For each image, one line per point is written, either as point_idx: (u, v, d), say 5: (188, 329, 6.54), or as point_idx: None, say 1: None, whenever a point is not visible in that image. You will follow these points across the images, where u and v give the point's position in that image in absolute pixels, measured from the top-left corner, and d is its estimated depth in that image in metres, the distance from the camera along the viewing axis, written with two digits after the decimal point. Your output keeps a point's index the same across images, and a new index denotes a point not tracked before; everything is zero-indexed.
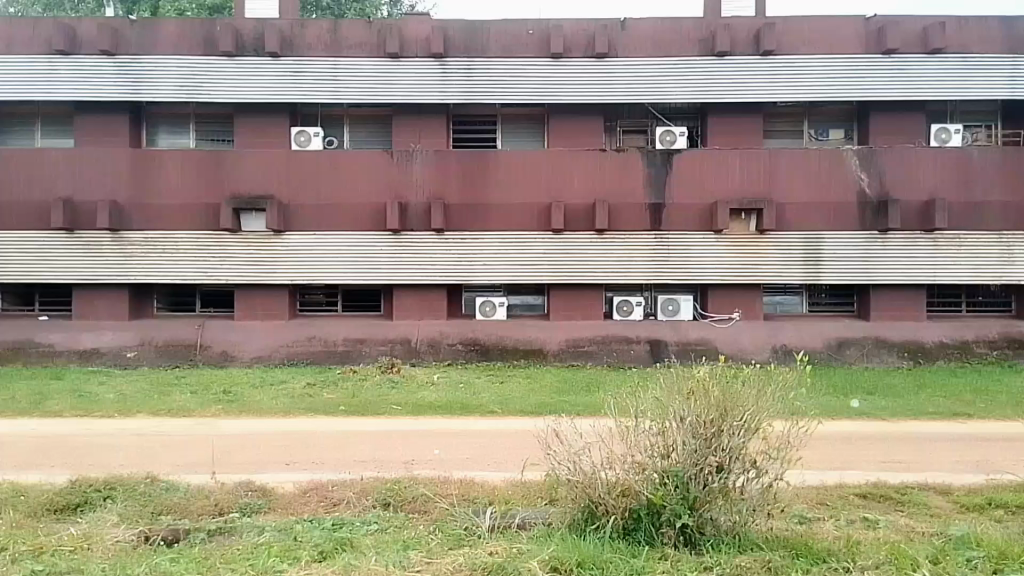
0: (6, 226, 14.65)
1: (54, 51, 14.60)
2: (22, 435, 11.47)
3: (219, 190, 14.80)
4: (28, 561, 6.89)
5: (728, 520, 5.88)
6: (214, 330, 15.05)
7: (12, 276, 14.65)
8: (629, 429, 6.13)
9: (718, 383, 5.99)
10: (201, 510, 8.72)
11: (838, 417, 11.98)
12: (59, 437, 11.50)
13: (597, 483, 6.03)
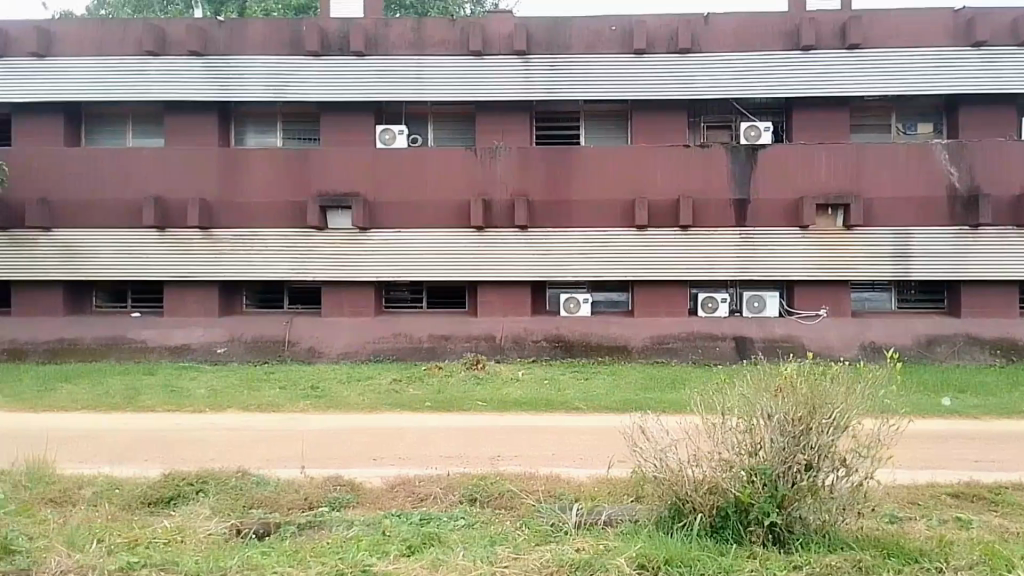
0: (98, 224, 14.85)
1: (145, 52, 14.81)
2: (117, 429, 11.86)
3: (307, 187, 14.96)
4: (125, 553, 7.16)
5: (818, 519, 5.85)
6: (302, 326, 15.21)
7: (105, 273, 14.87)
8: (715, 425, 6.13)
9: (806, 380, 5.95)
10: (291, 504, 8.88)
11: (928, 415, 11.70)
12: (151, 431, 11.84)
13: (683, 481, 6.11)
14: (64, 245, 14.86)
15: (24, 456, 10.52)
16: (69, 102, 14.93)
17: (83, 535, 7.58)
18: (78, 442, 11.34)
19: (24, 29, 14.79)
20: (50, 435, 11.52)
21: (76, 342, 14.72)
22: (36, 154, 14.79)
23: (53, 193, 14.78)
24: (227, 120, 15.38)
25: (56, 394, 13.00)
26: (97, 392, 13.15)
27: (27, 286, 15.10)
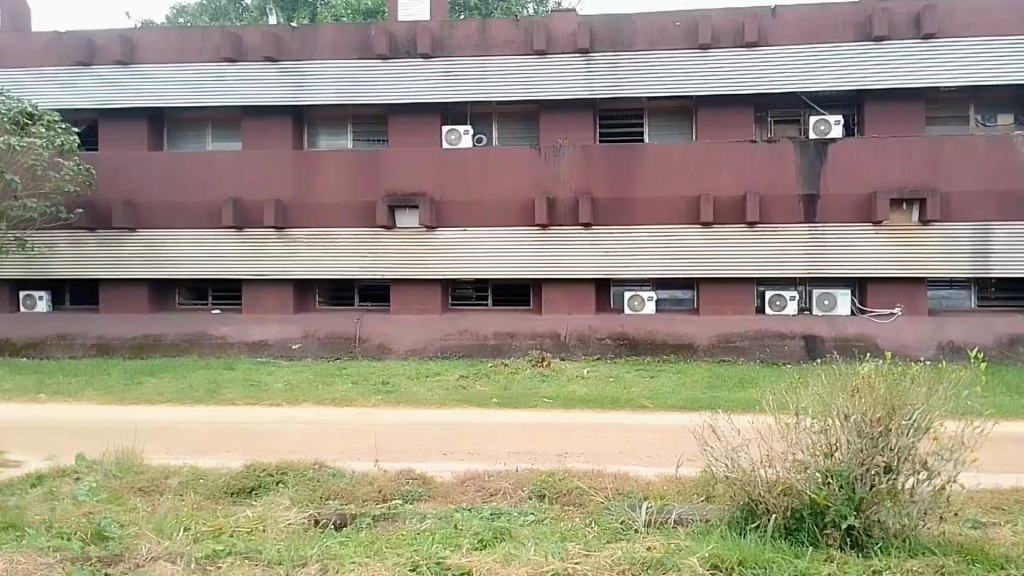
0: (180, 225, 15.47)
1: (222, 58, 15.36)
2: (198, 422, 12.36)
3: (375, 187, 15.29)
4: (211, 541, 7.49)
5: (897, 523, 5.69)
6: (371, 323, 15.54)
7: (186, 272, 15.47)
8: (789, 426, 6.05)
9: (885, 380, 5.80)
10: (366, 496, 9.10)
11: (1012, 417, 11.26)
12: (230, 424, 12.30)
13: (756, 481, 6.03)
14: (148, 245, 15.51)
15: (116, 446, 11.11)
16: (152, 108, 15.56)
17: (171, 522, 7.94)
18: (163, 434, 11.88)
19: (109, 39, 15.50)
20: (139, 427, 12.10)
21: (159, 338, 15.31)
22: (120, 158, 15.47)
23: (137, 195, 15.42)
24: (301, 124, 15.83)
25: (143, 387, 13.62)
26: (180, 386, 13.70)
27: (115, 285, 15.82)
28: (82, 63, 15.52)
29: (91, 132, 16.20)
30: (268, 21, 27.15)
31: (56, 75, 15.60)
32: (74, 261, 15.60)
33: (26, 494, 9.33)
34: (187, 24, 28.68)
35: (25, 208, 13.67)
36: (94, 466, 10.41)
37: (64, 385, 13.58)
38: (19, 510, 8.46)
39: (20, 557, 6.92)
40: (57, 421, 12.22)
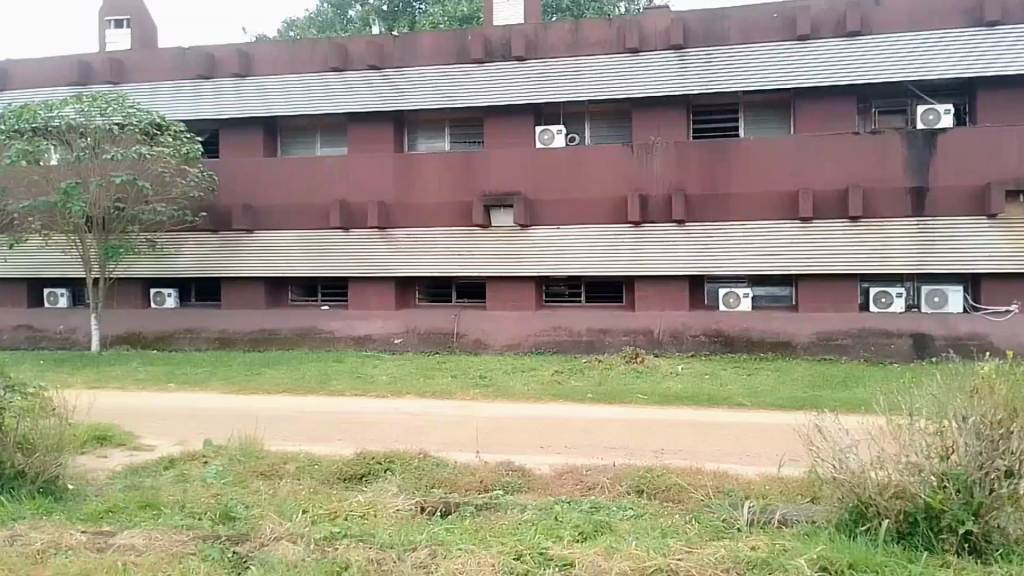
0: (291, 226, 16.41)
1: (329, 68, 16.24)
2: (308, 412, 13.16)
3: (472, 187, 15.77)
4: (327, 523, 8.01)
5: (1017, 529, 5.55)
6: (469, 319, 16.05)
7: (296, 270, 16.42)
8: (901, 427, 5.96)
9: (1007, 383, 5.73)
10: (468, 485, 9.50)
11: None
12: (338, 414, 13.02)
13: (866, 483, 5.94)
14: (262, 245, 16.53)
15: (241, 432, 12.04)
16: (266, 117, 16.59)
17: (291, 505, 8.55)
18: (280, 422, 12.71)
19: (227, 53, 16.64)
20: (258, 415, 13.00)
21: (274, 333, 16.36)
22: (236, 164, 16.55)
23: (253, 198, 16.48)
24: (401, 128, 16.46)
25: (261, 378, 14.64)
26: (294, 377, 14.65)
27: (232, 282, 16.95)
28: (203, 76, 16.73)
29: (213, 141, 17.40)
30: (371, 31, 28.35)
31: (180, 89, 16.86)
32: (195, 261, 16.79)
33: (161, 475, 10.19)
34: (296, 36, 30.34)
35: (156, 212, 15.01)
36: (220, 450, 11.27)
37: (192, 375, 14.75)
38: (156, 490, 9.26)
39: (159, 534, 7.55)
40: (182, 410, 13.25)
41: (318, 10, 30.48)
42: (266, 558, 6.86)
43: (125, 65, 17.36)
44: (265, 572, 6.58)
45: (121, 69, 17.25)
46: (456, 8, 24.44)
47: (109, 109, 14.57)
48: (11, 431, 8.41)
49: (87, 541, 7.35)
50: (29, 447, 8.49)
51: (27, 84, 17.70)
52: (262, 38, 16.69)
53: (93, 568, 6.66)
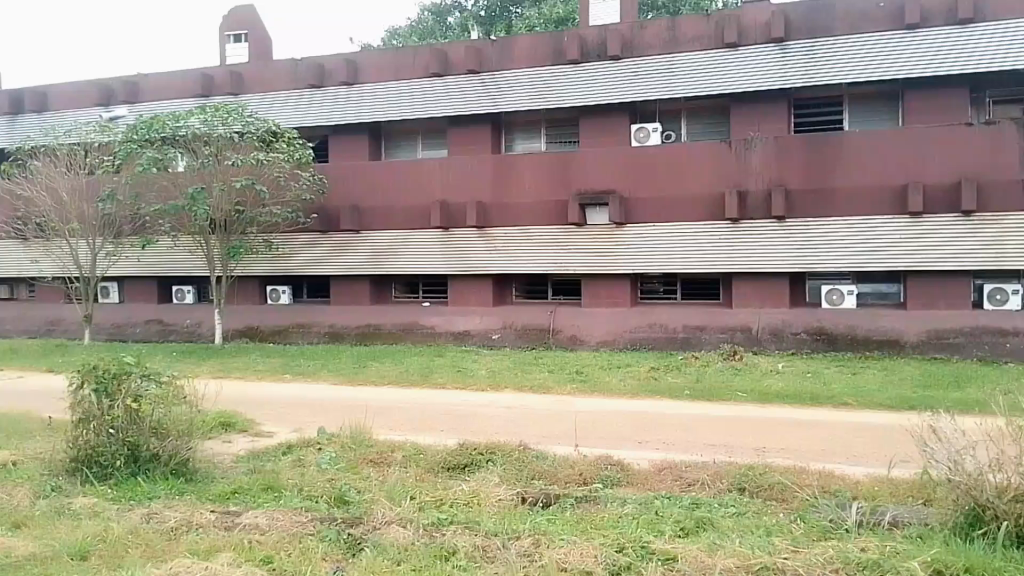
0: (394, 225, 17.14)
1: (431, 74, 16.90)
2: (413, 404, 13.81)
3: (568, 186, 16.06)
4: (434, 510, 8.43)
5: None
6: (564, 315, 16.36)
7: (399, 268, 17.14)
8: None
9: None
10: (568, 478, 9.74)
11: None
12: (440, 407, 13.59)
13: (984, 486, 5.97)
14: (366, 244, 17.34)
15: (351, 421, 12.74)
16: (371, 123, 17.40)
17: (401, 491, 9.05)
18: (387, 413, 13.37)
19: (336, 63, 17.60)
20: (367, 406, 13.73)
21: (379, 328, 17.12)
22: (343, 167, 17.42)
23: (358, 200, 17.31)
24: (499, 130, 16.90)
25: (367, 371, 15.43)
26: (398, 370, 15.38)
27: (339, 280, 17.82)
28: (315, 86, 17.77)
29: (322, 146, 18.35)
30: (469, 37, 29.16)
31: (293, 98, 17.93)
32: (305, 260, 17.80)
33: (280, 460, 10.93)
34: (399, 44, 31.66)
35: (273, 215, 15.98)
36: (333, 438, 11.99)
37: (304, 367, 15.69)
38: (277, 474, 9.97)
39: (279, 514, 8.14)
40: (294, 400, 14.13)
41: (420, 18, 31.59)
42: (378, 541, 7.32)
43: (243, 76, 18.62)
44: (379, 555, 7.03)
45: (240, 81, 18.51)
46: (553, 11, 24.89)
47: (230, 119, 15.64)
48: (146, 416, 9.58)
49: (215, 520, 8.06)
50: (164, 432, 9.68)
51: (156, 97, 19.24)
52: (368, 47, 17.51)
53: (221, 545, 7.31)
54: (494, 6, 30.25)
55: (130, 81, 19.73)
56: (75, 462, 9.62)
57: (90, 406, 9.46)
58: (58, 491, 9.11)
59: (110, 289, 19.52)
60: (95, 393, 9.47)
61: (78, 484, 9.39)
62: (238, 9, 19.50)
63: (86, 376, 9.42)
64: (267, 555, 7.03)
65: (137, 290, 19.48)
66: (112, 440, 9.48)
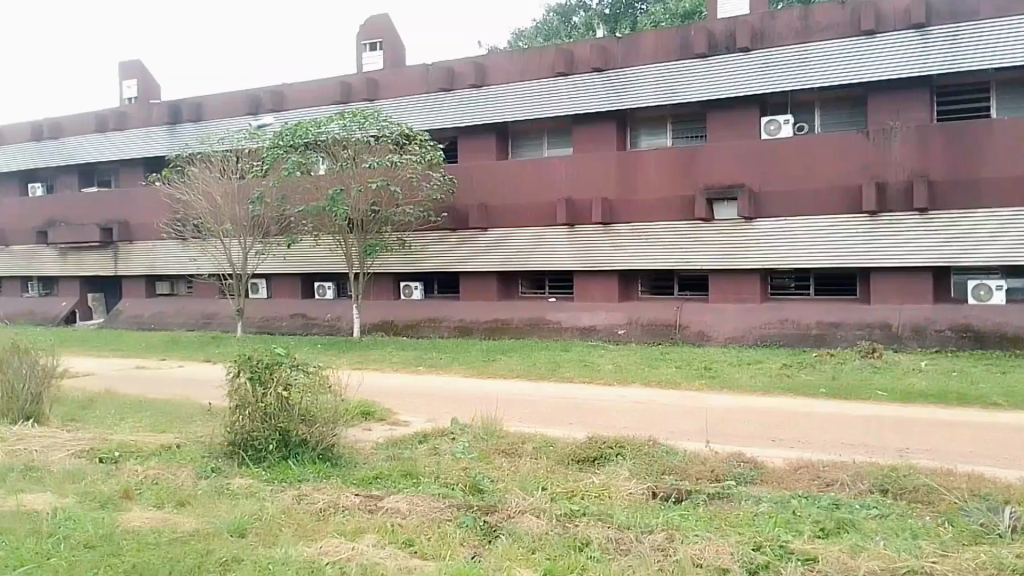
0: (526, 222, 18.23)
1: (556, 73, 17.86)
2: (540, 396, 14.28)
3: (694, 182, 16.56)
4: (565, 500, 8.65)
5: None
6: (691, 311, 16.68)
7: (529, 262, 18.21)
8: None
9: None
10: (699, 474, 9.66)
11: None
12: (566, 400, 13.95)
13: None
14: (497, 244, 18.58)
15: (480, 414, 13.13)
16: (498, 124, 18.70)
17: (533, 482, 9.34)
18: (518, 404, 13.87)
19: (465, 66, 18.92)
20: (498, 398, 14.26)
21: (507, 323, 18.01)
22: (471, 168, 18.80)
23: (488, 198, 18.54)
24: (625, 124, 17.75)
25: (496, 364, 16.07)
26: (525, 364, 15.96)
27: (471, 279, 19.19)
28: (444, 88, 19.14)
29: (451, 147, 19.84)
30: (595, 35, 29.49)
31: (424, 101, 19.46)
32: (435, 254, 19.32)
33: (417, 448, 11.45)
34: (523, 44, 32.74)
35: (406, 214, 16.70)
36: (466, 429, 12.40)
37: (436, 360, 16.48)
38: (415, 461, 10.46)
39: (419, 500, 8.58)
40: (427, 391, 14.83)
41: (546, 18, 32.22)
42: (513, 530, 7.61)
43: (377, 82, 20.30)
44: (515, 543, 7.29)
45: (375, 86, 20.19)
46: (679, 5, 25.45)
47: (367, 123, 16.44)
48: (296, 403, 10.39)
49: (360, 503, 8.60)
50: (310, 419, 10.42)
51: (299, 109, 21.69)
52: (496, 50, 18.65)
53: (366, 528, 7.77)
54: (620, 4, 30.56)
55: (276, 90, 21.94)
56: (232, 446, 10.49)
57: (245, 393, 10.35)
58: (217, 472, 9.92)
59: (259, 285, 21.27)
60: (249, 381, 10.35)
61: (236, 465, 10.24)
62: (374, 19, 20.88)
63: (241, 365, 10.34)
64: (409, 539, 7.43)
65: (283, 285, 21.19)
66: (265, 425, 10.27)
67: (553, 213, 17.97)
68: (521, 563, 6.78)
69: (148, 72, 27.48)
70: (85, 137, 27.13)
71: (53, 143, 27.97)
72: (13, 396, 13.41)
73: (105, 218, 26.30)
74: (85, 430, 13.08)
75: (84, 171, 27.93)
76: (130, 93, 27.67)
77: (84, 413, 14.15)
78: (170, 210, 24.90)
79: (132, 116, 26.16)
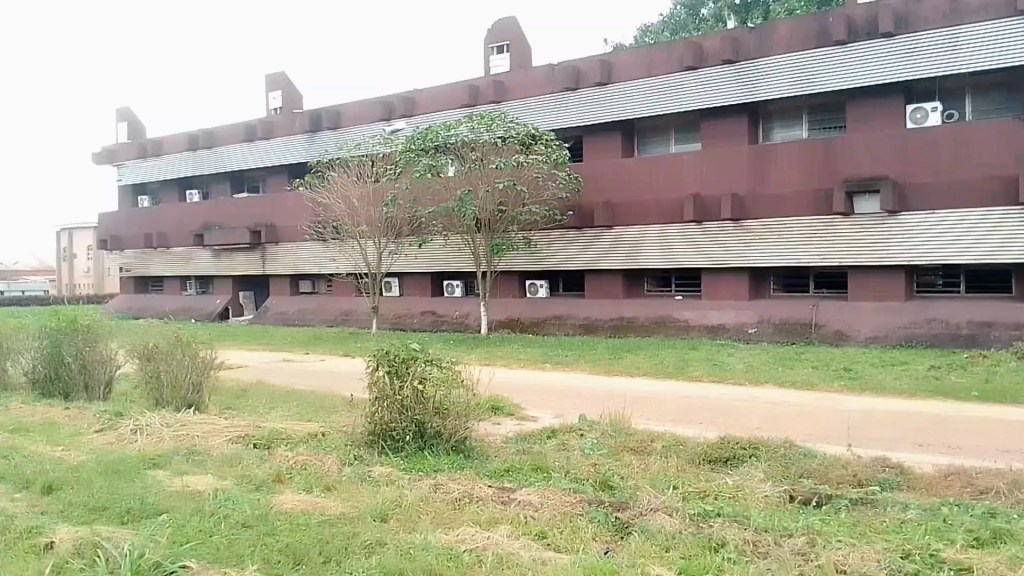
0: (655, 218, 19.64)
1: (685, 67, 19.26)
2: (665, 395, 14.23)
3: (832, 174, 17.23)
4: (699, 500, 8.41)
5: None
6: (827, 311, 17.17)
7: (666, 261, 19.43)
8: None
9: None
10: (841, 478, 9.18)
11: None
12: (694, 400, 13.83)
13: None
14: (630, 246, 20.08)
15: (609, 411, 13.17)
16: (623, 121, 20.49)
17: (665, 481, 9.23)
18: (646, 402, 13.84)
19: (591, 65, 20.84)
20: (624, 394, 14.38)
21: (633, 321, 19.34)
22: (603, 166, 20.44)
23: (615, 198, 20.19)
24: (757, 119, 18.84)
25: (624, 362, 16.42)
26: (655, 363, 16.17)
27: (598, 275, 20.82)
28: (571, 88, 21.16)
29: (577, 146, 21.98)
30: (724, 28, 29.44)
31: (551, 100, 21.57)
32: (563, 253, 21.28)
33: (546, 443, 11.62)
34: (649, 39, 33.09)
35: (533, 213, 17.45)
36: (593, 425, 12.51)
37: (563, 358, 16.90)
38: (545, 456, 10.61)
39: (550, 494, 8.56)
40: (552, 388, 15.06)
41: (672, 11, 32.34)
42: (646, 527, 7.40)
43: (504, 84, 22.70)
44: (648, 539, 7.10)
45: (502, 88, 22.56)
46: None
47: (493, 126, 17.41)
48: (430, 396, 10.75)
49: (494, 495, 8.69)
50: (445, 412, 10.79)
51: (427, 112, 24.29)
52: (623, 47, 20.44)
53: (500, 518, 7.78)
54: None
55: (409, 97, 24.51)
56: (372, 435, 10.92)
57: (383, 386, 10.80)
58: (360, 460, 10.38)
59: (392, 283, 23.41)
60: (387, 374, 10.81)
61: (376, 454, 10.67)
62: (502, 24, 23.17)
63: (380, 359, 10.79)
64: (542, 531, 7.39)
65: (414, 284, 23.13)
66: (402, 416, 10.71)
67: (681, 210, 19.23)
68: (655, 560, 6.55)
69: (291, 82, 29.70)
70: (237, 146, 29.60)
71: (208, 153, 30.70)
72: (179, 385, 14.61)
73: (252, 221, 28.50)
74: (240, 417, 14.07)
75: (234, 178, 30.52)
76: (274, 103, 30.12)
77: (237, 402, 15.24)
78: (311, 213, 26.64)
79: (277, 125, 28.39)
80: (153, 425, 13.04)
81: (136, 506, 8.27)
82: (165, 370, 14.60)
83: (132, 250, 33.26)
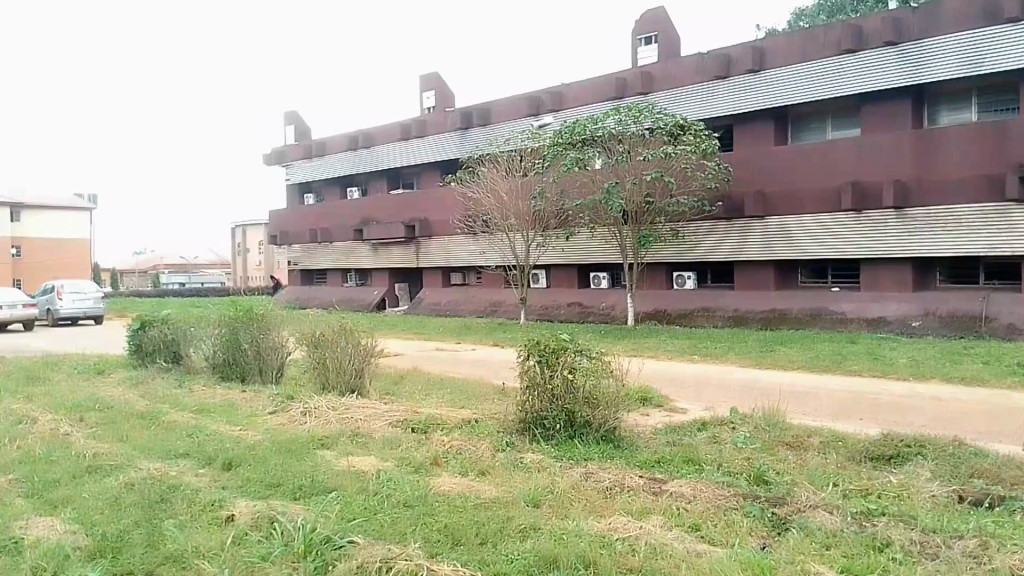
0: (809, 207, 19.60)
1: (844, 51, 19.03)
2: (817, 390, 13.84)
3: (1005, 159, 16.64)
4: (860, 498, 8.01)
5: None
6: (999, 303, 16.49)
7: (821, 252, 19.39)
8: None
9: None
10: (1017, 480, 8.67)
11: None
12: (847, 394, 13.45)
13: None
14: (785, 239, 20.05)
15: (763, 403, 12.90)
16: (775, 108, 20.49)
17: (824, 478, 8.86)
18: (800, 398, 13.46)
19: (742, 52, 20.97)
20: (778, 387, 14.12)
21: (787, 313, 19.48)
22: (754, 155, 20.59)
23: (766, 186, 20.30)
24: (922, 103, 18.34)
25: (776, 355, 16.22)
26: (808, 357, 15.84)
27: (748, 267, 21.04)
28: (721, 76, 21.38)
29: (727, 135, 22.15)
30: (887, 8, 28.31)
31: (700, 90, 21.88)
32: (709, 244, 21.54)
33: (699, 435, 11.43)
34: (804, 23, 32.33)
35: (680, 204, 18.23)
36: (745, 418, 12.19)
37: (712, 349, 17.00)
38: (696, 447, 10.46)
39: (703, 487, 8.35)
40: (698, 380, 15.01)
41: None
42: (805, 523, 7.10)
43: (653, 76, 23.15)
44: (807, 537, 6.79)
45: (650, 80, 23.07)
46: None
47: (641, 118, 18.20)
48: (581, 386, 10.80)
49: (644, 485, 8.59)
50: (594, 402, 10.78)
51: (575, 105, 24.80)
52: (774, 34, 20.48)
53: (652, 509, 7.67)
54: None
55: (557, 91, 25.40)
56: (524, 422, 11.15)
57: (533, 376, 10.95)
58: (512, 446, 10.61)
59: (540, 275, 24.70)
60: (538, 364, 10.92)
61: (528, 440, 10.85)
62: (650, 16, 23.62)
63: (531, 349, 10.95)
64: (695, 523, 7.23)
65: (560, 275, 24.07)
66: (552, 406, 10.83)
67: (838, 198, 19.06)
68: (813, 558, 6.26)
69: (445, 84, 30.84)
70: (393, 146, 31.08)
71: (367, 151, 32.38)
72: (343, 370, 15.55)
73: (407, 217, 29.99)
74: (399, 403, 14.81)
75: (390, 174, 31.88)
76: (427, 102, 31.41)
77: (395, 388, 16.07)
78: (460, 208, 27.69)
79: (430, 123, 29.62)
80: (321, 408, 13.90)
81: (308, 483, 8.78)
82: (329, 358, 15.55)
83: (299, 245, 35.58)
